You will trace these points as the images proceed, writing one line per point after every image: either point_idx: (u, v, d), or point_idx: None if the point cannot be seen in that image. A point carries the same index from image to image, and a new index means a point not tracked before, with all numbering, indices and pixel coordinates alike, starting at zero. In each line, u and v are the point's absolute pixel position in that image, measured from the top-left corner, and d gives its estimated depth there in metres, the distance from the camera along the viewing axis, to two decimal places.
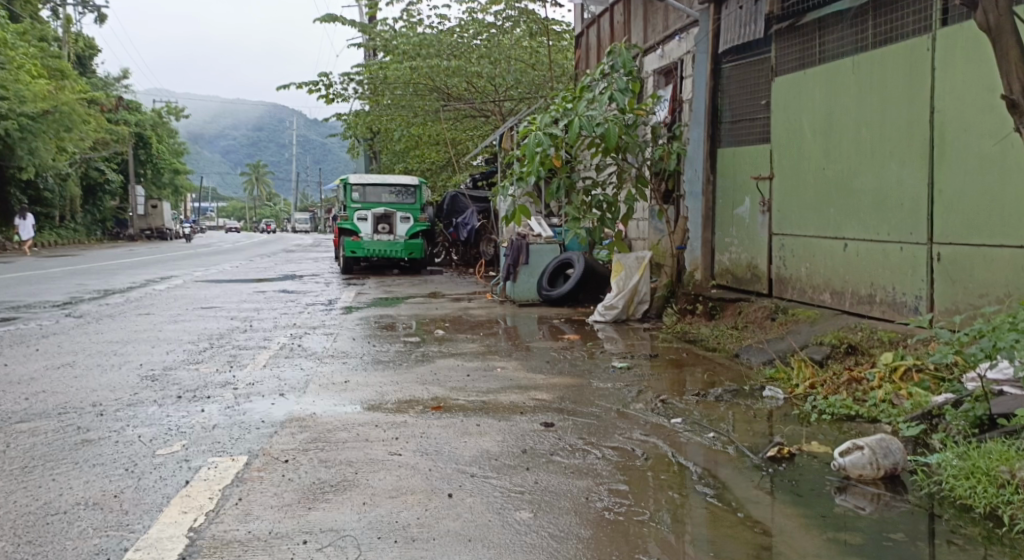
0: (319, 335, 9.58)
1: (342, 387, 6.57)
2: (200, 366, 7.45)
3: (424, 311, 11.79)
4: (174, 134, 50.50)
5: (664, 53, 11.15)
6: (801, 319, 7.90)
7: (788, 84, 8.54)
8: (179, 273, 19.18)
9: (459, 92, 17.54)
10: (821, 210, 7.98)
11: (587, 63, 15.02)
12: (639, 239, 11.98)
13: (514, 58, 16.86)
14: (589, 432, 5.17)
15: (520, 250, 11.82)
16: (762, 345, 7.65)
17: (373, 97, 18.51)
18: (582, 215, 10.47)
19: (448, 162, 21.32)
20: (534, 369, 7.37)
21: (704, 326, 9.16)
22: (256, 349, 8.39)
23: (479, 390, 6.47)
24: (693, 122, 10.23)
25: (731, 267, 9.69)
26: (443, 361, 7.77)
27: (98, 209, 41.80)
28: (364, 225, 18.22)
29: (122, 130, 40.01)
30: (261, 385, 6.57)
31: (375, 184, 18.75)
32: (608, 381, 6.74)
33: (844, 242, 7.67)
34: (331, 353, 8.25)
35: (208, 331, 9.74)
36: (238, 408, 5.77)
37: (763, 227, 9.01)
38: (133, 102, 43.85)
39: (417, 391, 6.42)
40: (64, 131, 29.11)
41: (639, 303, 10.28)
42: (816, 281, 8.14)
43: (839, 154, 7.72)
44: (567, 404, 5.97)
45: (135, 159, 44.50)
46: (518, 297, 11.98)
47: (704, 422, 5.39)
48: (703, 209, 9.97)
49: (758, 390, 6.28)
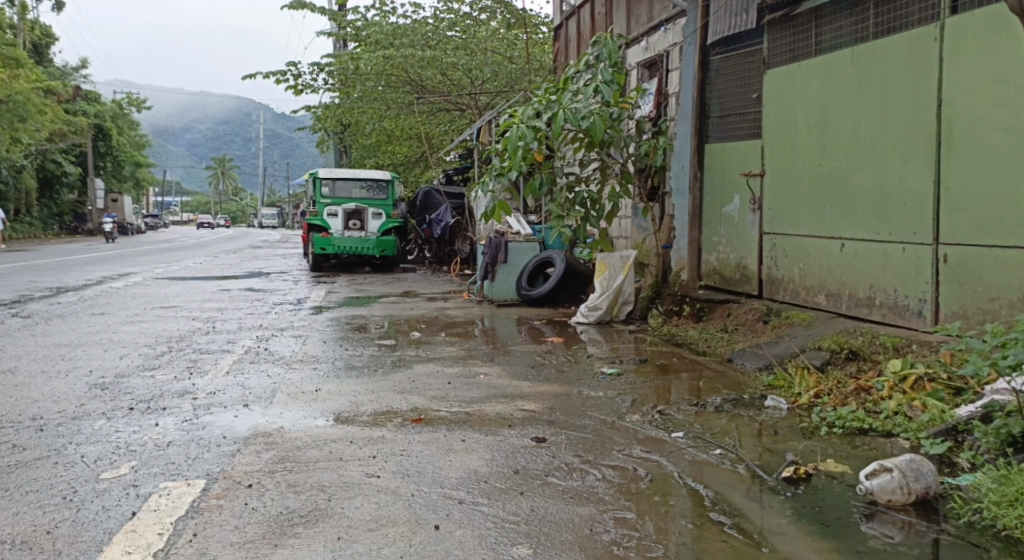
0: (286, 337, 9.10)
1: (313, 397, 6.09)
2: (156, 373, 6.93)
3: (397, 311, 11.31)
4: (136, 126, 49.42)
5: (648, 45, 10.74)
6: (796, 322, 7.53)
7: (781, 77, 8.15)
8: (140, 270, 18.47)
9: (433, 85, 17.00)
10: (815, 209, 7.61)
11: (565, 57, 14.64)
12: (622, 238, 11.57)
13: (491, 50, 16.37)
14: (584, 448, 4.74)
15: (499, 248, 11.34)
16: (755, 349, 7.27)
17: (344, 89, 17.96)
18: (566, 213, 9.99)
19: (421, 157, 20.85)
20: (518, 375, 6.94)
21: (692, 329, 8.79)
22: (218, 354, 7.90)
23: (461, 399, 6.02)
24: (679, 117, 9.83)
25: (718, 267, 9.32)
26: (421, 367, 7.31)
27: (55, 202, 40.73)
28: (334, 221, 17.69)
29: (82, 120, 38.97)
30: (221, 395, 6.11)
31: (344, 179, 18.05)
32: (598, 389, 6.32)
33: (842, 243, 7.30)
34: (301, 358, 7.76)
35: (167, 333, 9.21)
36: (194, 422, 5.34)
37: (753, 225, 8.65)
38: (92, 92, 42.71)
39: (395, 400, 5.96)
40: (19, 122, 28.20)
41: (623, 304, 9.90)
42: (809, 283, 7.78)
43: (834, 149, 7.35)
44: (558, 416, 5.54)
45: (95, 152, 43.44)
46: (496, 296, 11.51)
47: (707, 437, 4.97)
48: (690, 207, 9.58)
49: (758, 399, 5.88)
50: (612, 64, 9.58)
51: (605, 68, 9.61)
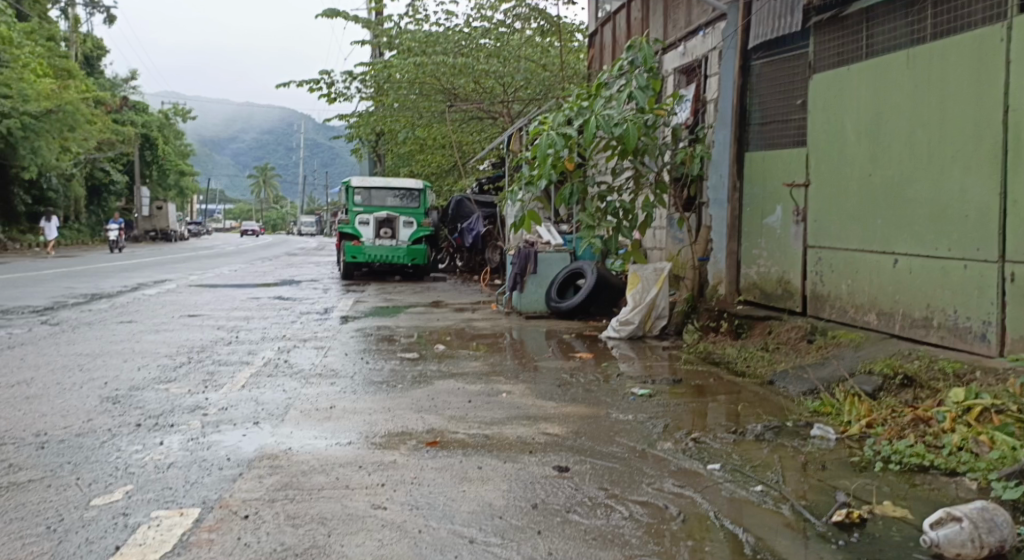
0: (309, 348, 8.81)
1: (327, 416, 5.75)
2: (171, 386, 6.64)
3: (424, 323, 10.97)
4: (181, 135, 49.95)
5: (686, 49, 10.32)
6: (844, 343, 7.14)
7: (828, 81, 7.72)
8: (174, 277, 18.38)
9: (466, 93, 16.72)
10: (866, 222, 7.20)
11: (600, 64, 14.28)
12: (656, 249, 11.13)
13: (524, 58, 16.07)
14: (610, 481, 4.36)
15: (529, 258, 10.98)
16: (799, 371, 6.89)
17: (377, 97, 17.74)
18: (598, 223, 9.64)
19: (454, 166, 20.57)
20: (543, 394, 6.55)
21: (729, 346, 8.38)
22: (236, 366, 7.61)
23: (481, 421, 5.65)
24: (718, 124, 9.40)
25: (758, 282, 8.86)
26: (443, 383, 6.96)
27: (102, 209, 41.21)
28: (365, 229, 17.49)
29: (129, 130, 39.33)
30: (232, 411, 5.79)
31: (379, 188, 17.82)
32: (628, 412, 5.91)
33: (895, 258, 6.88)
34: (320, 372, 7.44)
35: (189, 343, 8.96)
36: (199, 441, 5.00)
37: (797, 238, 8.22)
38: (141, 102, 43.16)
39: (411, 421, 5.60)
40: (68, 131, 28.55)
41: (657, 318, 9.48)
42: (859, 300, 7.37)
43: (887, 159, 6.93)
44: (583, 441, 5.15)
45: (141, 160, 43.91)
46: (524, 308, 11.14)
47: (745, 470, 4.56)
48: (729, 218, 9.16)
49: (802, 427, 5.46)
50: (648, 69, 9.19)
51: (640, 72, 9.21)
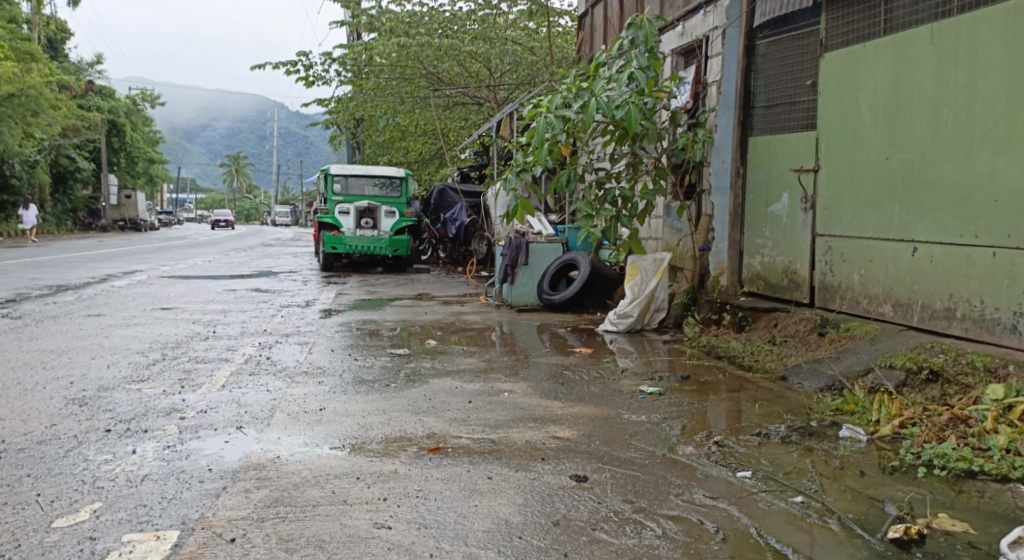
0: (291, 343, 8.35)
1: (317, 419, 5.31)
2: (144, 386, 6.17)
3: (411, 315, 10.53)
4: (150, 122, 48.88)
5: (685, 30, 9.95)
6: (858, 336, 6.81)
7: (841, 60, 7.42)
8: (145, 268, 17.74)
9: (450, 77, 16.36)
10: (882, 208, 6.92)
11: (590, 47, 13.86)
12: (652, 239, 10.75)
13: (511, 40, 15.61)
14: (635, 492, 3.98)
15: (519, 249, 10.59)
16: (813, 366, 6.56)
17: (357, 81, 17.22)
18: (596, 212, 9.17)
19: (436, 153, 20.12)
20: (547, 393, 6.17)
21: (734, 340, 8.03)
22: (215, 363, 7.14)
23: (484, 424, 5.26)
24: (720, 108, 9.04)
25: (762, 272, 8.52)
26: (438, 382, 6.55)
27: (69, 198, 40.15)
28: (345, 218, 16.93)
29: (96, 116, 38.28)
30: (212, 415, 5.33)
31: (358, 176, 17.34)
32: (640, 412, 5.53)
33: (913, 246, 6.60)
34: (305, 369, 7.00)
35: (163, 338, 8.47)
36: (177, 449, 4.54)
37: (804, 226, 7.89)
38: (108, 87, 41.99)
39: (409, 425, 5.19)
40: (31, 116, 27.64)
41: (655, 311, 9.13)
42: (872, 291, 7.06)
43: (907, 141, 6.66)
44: (598, 446, 4.77)
45: (109, 147, 42.86)
46: (515, 301, 10.71)
47: (778, 477, 4.19)
48: (731, 205, 8.80)
49: (828, 427, 5.10)
50: (649, 49, 8.77)
51: (639, 52, 8.77)
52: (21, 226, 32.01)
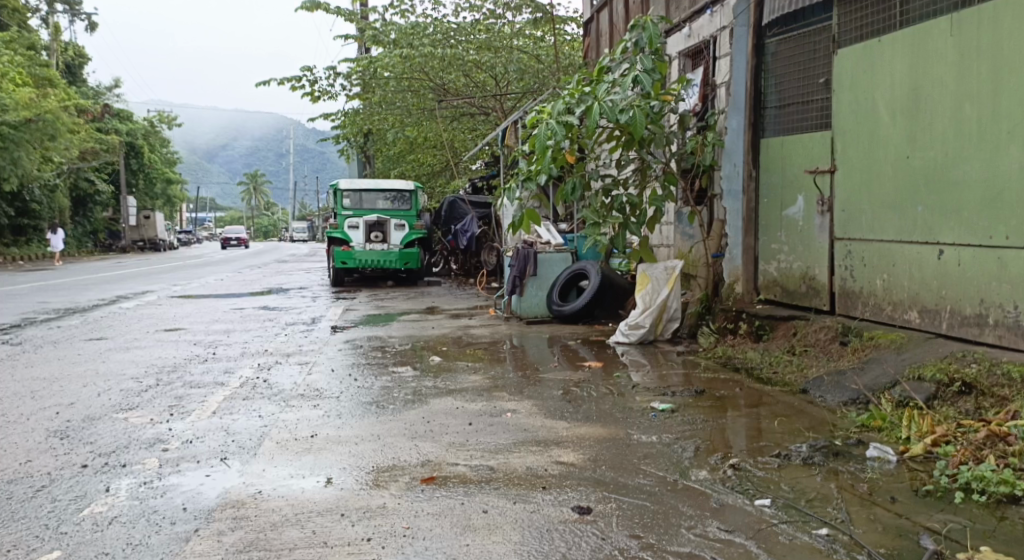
0: (291, 364, 8.06)
1: (307, 447, 5.00)
2: (131, 415, 5.88)
3: (418, 331, 10.22)
4: (167, 143, 49.03)
5: (691, 31, 9.62)
6: (883, 344, 6.44)
7: (855, 56, 7.07)
8: (155, 288, 17.56)
9: (456, 87, 16.18)
10: (905, 209, 6.55)
11: (597, 53, 13.55)
12: (664, 246, 10.39)
13: (517, 49, 15.32)
14: (642, 525, 3.66)
15: (528, 259, 10.21)
16: (835, 379, 6.20)
17: (363, 95, 17.01)
18: (603, 220, 8.84)
19: (446, 165, 19.85)
20: (552, 412, 5.83)
21: (751, 350, 7.67)
22: (209, 387, 6.86)
23: (484, 449, 4.93)
24: (730, 109, 8.70)
25: (779, 279, 8.15)
26: (440, 402, 6.23)
27: (88, 220, 40.25)
28: (355, 233, 16.72)
29: (113, 138, 38.35)
30: (196, 445, 5.03)
31: (368, 190, 17.07)
32: (651, 432, 5.18)
33: (939, 249, 6.24)
34: (302, 392, 6.70)
35: (159, 362, 8.20)
36: (152, 486, 4.25)
37: (822, 230, 7.54)
38: (125, 109, 42.13)
39: (405, 452, 4.88)
40: (48, 141, 27.67)
41: (669, 321, 8.77)
42: (896, 296, 6.69)
43: (928, 138, 6.30)
44: (603, 471, 4.43)
45: (126, 169, 42.92)
46: (524, 313, 10.38)
47: (800, 504, 3.83)
48: (745, 210, 8.45)
49: (854, 446, 4.73)
50: (654, 51, 8.44)
51: (643, 54, 8.43)
52: (40, 250, 32.10)
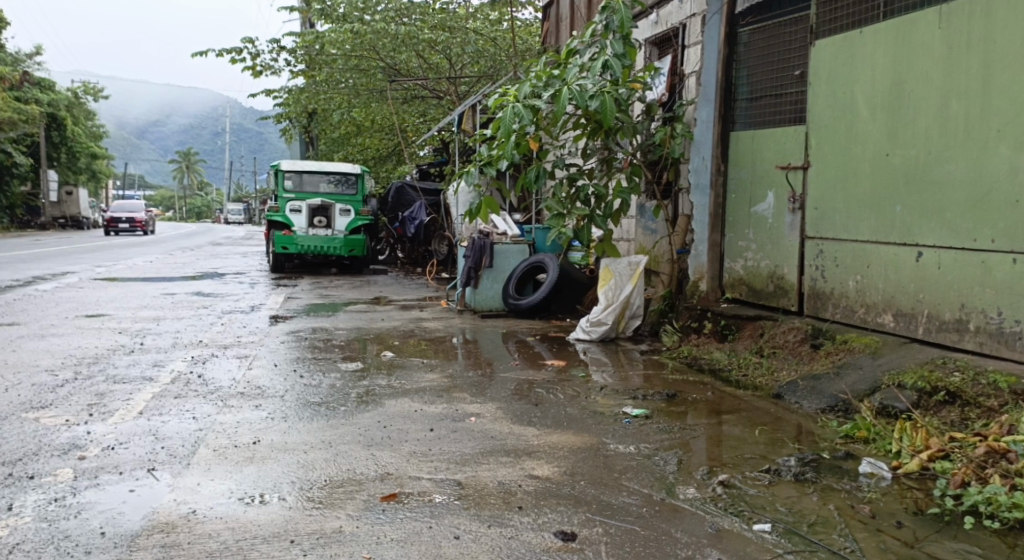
0: (229, 357, 7.52)
1: (248, 457, 4.54)
2: (44, 414, 5.34)
3: (366, 323, 9.73)
4: (94, 116, 47.21)
5: (659, 19, 9.32)
6: (857, 349, 6.19)
7: (835, 48, 6.80)
8: (77, 269, 16.63)
9: (408, 68, 15.65)
10: (882, 209, 6.31)
11: (556, 38, 13.18)
12: (624, 241, 10.08)
13: (472, 31, 14.86)
14: (633, 555, 3.38)
15: (483, 250, 9.88)
16: (811, 384, 5.94)
17: (309, 72, 16.36)
18: (567, 211, 8.46)
19: (394, 150, 19.30)
20: (518, 417, 5.45)
21: (717, 351, 7.41)
22: (136, 383, 6.31)
23: (447, 459, 4.54)
24: (699, 100, 8.39)
25: (746, 277, 7.89)
26: (394, 404, 5.80)
27: (6, 195, 38.52)
28: (297, 217, 16.07)
29: (35, 110, 36.64)
30: (119, 453, 4.57)
31: (311, 172, 16.42)
32: (627, 441, 4.84)
33: (917, 251, 6.01)
34: (242, 390, 6.19)
35: (81, 352, 7.58)
36: (63, 504, 3.88)
37: (792, 228, 7.28)
38: (48, 78, 40.11)
39: (361, 463, 4.45)
40: None
41: (630, 319, 8.50)
42: (870, 299, 6.45)
43: (910, 136, 6.06)
44: (583, 487, 4.07)
45: (48, 142, 41.11)
46: (478, 306, 9.98)
47: (802, 530, 3.54)
48: (711, 205, 8.17)
49: (844, 459, 4.44)
50: (624, 35, 8.02)
51: (614, 39, 8.04)
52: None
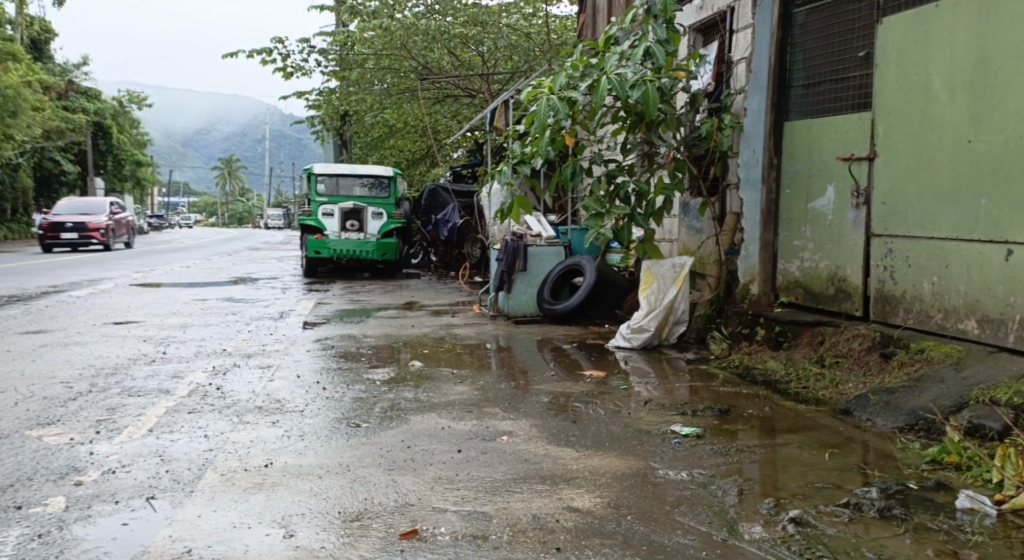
0: (251, 367, 7.07)
1: (258, 483, 4.06)
2: (47, 432, 4.90)
3: (396, 330, 9.24)
4: (138, 124, 47.60)
5: (704, 4, 8.72)
6: (936, 359, 5.56)
7: (905, 25, 6.17)
8: (113, 275, 16.40)
9: (441, 66, 15.19)
10: (964, 202, 5.68)
11: (592, 31, 12.61)
12: (666, 241, 9.49)
13: (507, 27, 14.36)
14: None
15: (517, 253, 9.30)
16: (884, 399, 5.32)
17: (340, 71, 15.97)
18: (606, 210, 7.86)
19: (428, 151, 18.86)
20: (556, 436, 4.89)
21: (772, 360, 6.79)
22: (151, 396, 5.87)
23: (477, 486, 4.01)
24: (750, 88, 7.77)
25: (802, 279, 7.26)
26: (421, 420, 5.28)
27: (53, 202, 38.94)
28: (329, 221, 15.67)
29: (81, 119, 36.95)
30: (118, 478, 4.10)
31: (344, 175, 16.07)
32: (678, 466, 4.27)
33: (1007, 248, 5.38)
34: (260, 404, 5.71)
35: (99, 362, 7.18)
36: (46, 542, 3.42)
37: (855, 225, 6.65)
38: (94, 87, 40.40)
39: (382, 491, 3.94)
40: (14, 119, 25.98)
41: (674, 324, 7.91)
42: (950, 303, 5.81)
43: (997, 119, 5.42)
44: (632, 524, 3.52)
45: (93, 150, 41.46)
46: (512, 311, 9.41)
47: None
48: (763, 202, 7.55)
49: (936, 491, 3.85)
50: (667, 19, 7.39)
51: (657, 24, 7.42)
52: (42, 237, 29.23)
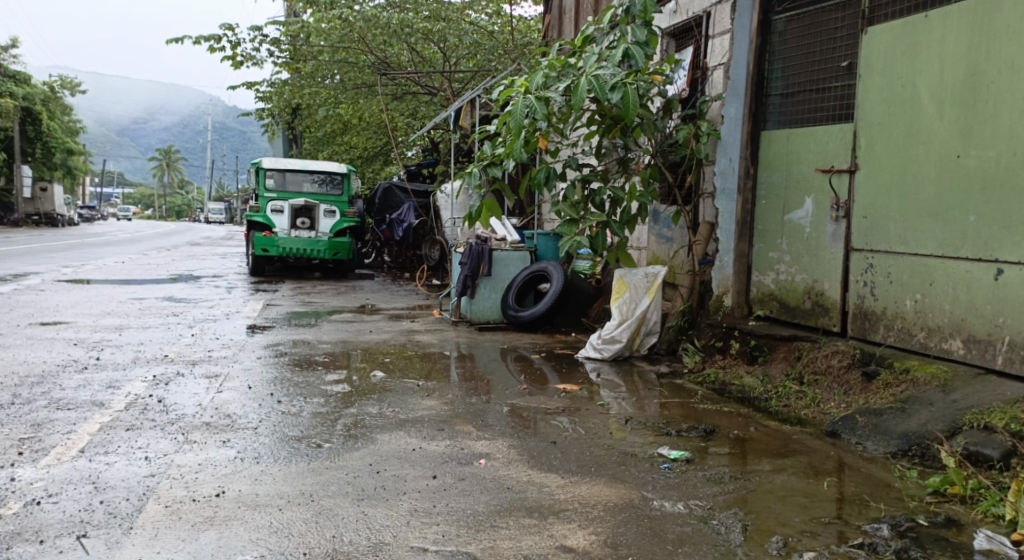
0: (195, 377, 6.58)
1: (209, 517, 3.65)
2: None
3: (352, 335, 8.81)
4: (71, 111, 45.93)
5: (679, 8, 8.50)
6: (922, 380, 5.38)
7: (892, 35, 5.99)
8: (44, 270, 15.55)
9: (399, 62, 14.75)
10: (952, 218, 5.51)
11: (559, 31, 12.32)
12: (635, 249, 9.24)
13: (471, 23, 14.00)
14: None
15: (482, 256, 8.94)
16: (873, 422, 5.11)
17: (293, 63, 15.41)
18: (580, 217, 7.57)
19: (382, 149, 18.37)
20: (536, 459, 4.56)
21: (749, 376, 6.57)
22: (83, 410, 5.38)
23: (456, 520, 3.66)
24: (727, 95, 7.54)
25: (778, 292, 7.05)
26: (388, 440, 4.90)
27: None
28: (278, 218, 15.13)
29: (9, 102, 35.43)
30: (44, 512, 3.66)
31: (294, 171, 15.48)
32: (672, 496, 3.99)
33: (997, 267, 5.21)
34: (207, 420, 5.26)
35: (27, 369, 6.62)
36: None
37: (835, 239, 6.46)
38: (23, 71, 38.74)
39: (351, 526, 3.57)
40: None
41: (646, 335, 7.65)
42: (935, 322, 5.64)
43: (988, 134, 5.26)
44: None
45: (23, 136, 39.88)
46: (474, 317, 9.10)
47: None
48: (739, 212, 7.34)
49: (947, 529, 3.63)
50: (646, 21, 7.09)
51: (636, 26, 7.13)
52: None
